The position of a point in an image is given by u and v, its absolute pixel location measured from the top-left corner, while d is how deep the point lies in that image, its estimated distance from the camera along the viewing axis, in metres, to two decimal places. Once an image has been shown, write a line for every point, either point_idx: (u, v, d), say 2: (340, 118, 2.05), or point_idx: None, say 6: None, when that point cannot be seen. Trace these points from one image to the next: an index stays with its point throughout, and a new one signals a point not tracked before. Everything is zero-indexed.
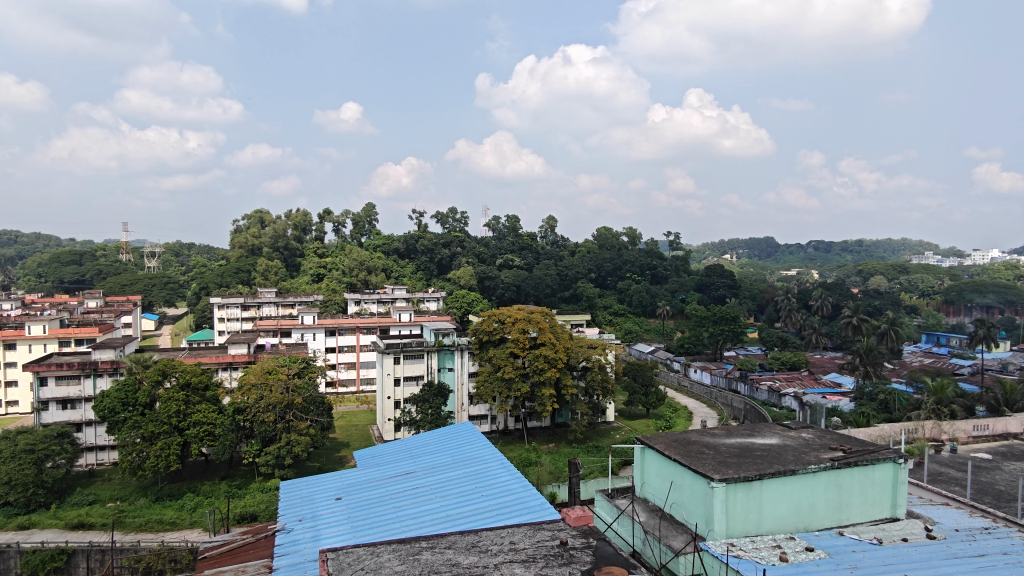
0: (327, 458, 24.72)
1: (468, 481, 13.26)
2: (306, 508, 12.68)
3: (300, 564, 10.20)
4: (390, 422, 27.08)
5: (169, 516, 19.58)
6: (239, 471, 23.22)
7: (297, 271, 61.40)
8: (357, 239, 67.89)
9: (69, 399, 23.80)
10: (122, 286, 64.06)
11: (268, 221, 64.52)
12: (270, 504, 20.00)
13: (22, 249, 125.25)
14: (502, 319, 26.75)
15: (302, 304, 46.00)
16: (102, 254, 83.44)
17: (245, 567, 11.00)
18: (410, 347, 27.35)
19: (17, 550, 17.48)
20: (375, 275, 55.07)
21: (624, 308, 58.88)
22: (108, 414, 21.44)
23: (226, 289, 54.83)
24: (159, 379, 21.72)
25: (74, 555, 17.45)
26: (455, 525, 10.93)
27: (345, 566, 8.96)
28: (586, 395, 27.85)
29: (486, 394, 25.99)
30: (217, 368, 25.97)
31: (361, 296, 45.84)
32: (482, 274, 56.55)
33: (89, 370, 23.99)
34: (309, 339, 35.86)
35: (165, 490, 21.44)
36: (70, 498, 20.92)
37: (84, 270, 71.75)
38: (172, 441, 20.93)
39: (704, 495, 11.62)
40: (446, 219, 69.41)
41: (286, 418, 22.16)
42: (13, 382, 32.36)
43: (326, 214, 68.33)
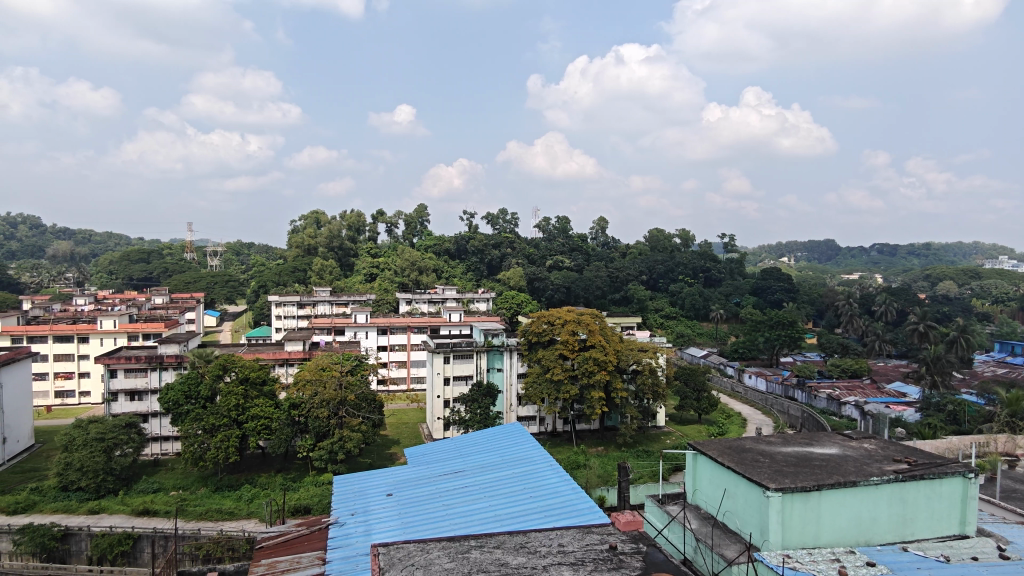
0: (378, 454, 25.13)
1: (517, 481, 13.28)
2: (358, 503, 12.93)
3: (352, 557, 10.40)
4: (439, 421, 27.33)
5: (228, 506, 20.26)
6: (294, 465, 23.84)
7: (351, 271, 62.79)
8: (409, 239, 69.02)
9: (137, 391, 24.96)
10: (187, 283, 66.81)
11: (323, 222, 66.28)
12: (322, 497, 20.46)
13: (96, 247, 132.19)
14: (552, 320, 26.64)
15: (355, 304, 47.00)
16: (168, 253, 87.22)
17: (300, 558, 11.30)
18: (460, 347, 27.57)
19: (88, 533, 18.41)
20: (426, 274, 55.82)
21: (677, 311, 57.94)
22: (172, 406, 22.40)
23: (283, 287, 56.53)
24: (219, 374, 22.51)
25: (139, 540, 18.23)
26: (503, 524, 10.96)
27: (396, 561, 9.08)
28: (636, 398, 27.50)
29: (535, 395, 25.98)
30: (274, 365, 26.75)
31: (412, 296, 46.59)
32: (532, 275, 56.59)
33: (156, 364, 25.10)
34: (362, 337, 36.59)
35: (225, 481, 22.21)
36: (137, 486, 21.90)
37: (151, 268, 75.09)
38: (231, 434, 21.68)
39: (759, 504, 11.28)
40: (497, 220, 69.78)
41: (339, 414, 22.65)
42: (86, 373, 34.11)
43: (379, 215, 69.75)
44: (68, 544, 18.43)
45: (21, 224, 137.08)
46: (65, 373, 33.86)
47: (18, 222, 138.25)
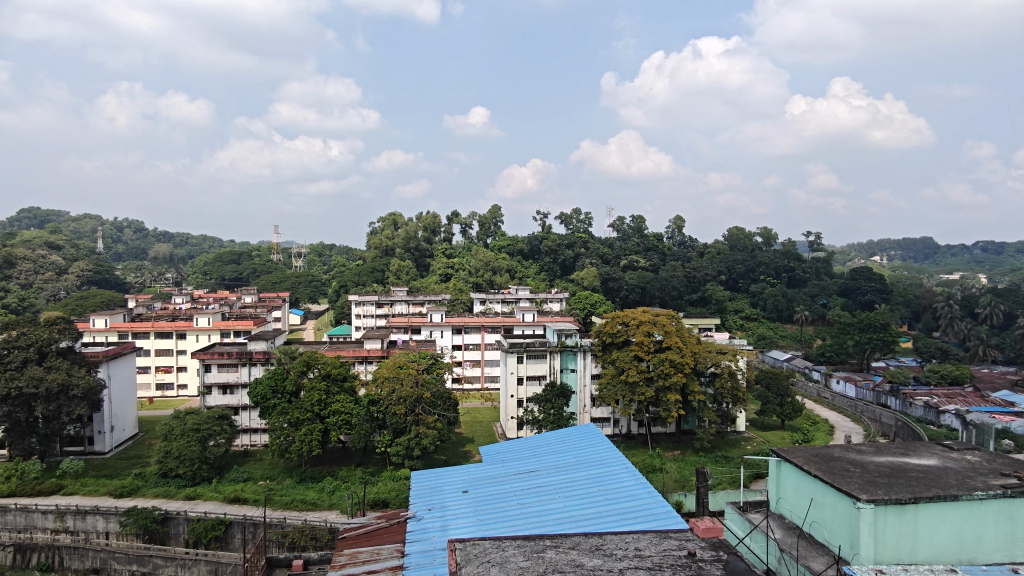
0: (453, 452, 25.48)
1: (592, 483, 13.15)
2: (435, 499, 13.16)
3: (430, 551, 10.59)
4: (513, 420, 27.47)
5: (311, 497, 21.06)
6: (372, 459, 24.54)
7: (427, 271, 64.15)
8: (483, 240, 69.87)
9: (229, 384, 26.39)
10: (273, 283, 70.14)
11: (400, 224, 68.11)
12: (400, 492, 20.95)
13: (192, 249, 140.96)
14: (626, 321, 26.26)
15: (431, 303, 47.98)
16: (257, 254, 91.93)
17: (380, 549, 11.62)
18: (533, 347, 27.61)
19: (185, 517, 19.60)
20: (500, 275, 56.30)
21: (758, 313, 55.96)
22: (261, 400, 23.52)
23: (362, 287, 58.39)
24: (303, 370, 23.49)
25: (231, 526, 19.28)
26: (579, 526, 10.88)
27: (472, 557, 9.17)
28: (714, 402, 26.72)
29: (609, 397, 25.68)
30: (354, 362, 27.68)
31: (487, 296, 47.13)
32: (606, 275, 56.04)
33: (245, 359, 26.39)
34: (437, 336, 37.27)
35: (309, 473, 23.13)
36: (228, 474, 23.13)
37: (241, 269, 79.36)
38: (314, 427, 22.52)
39: (849, 515, 10.70)
40: (570, 220, 69.56)
41: (415, 411, 23.10)
42: (183, 367, 36.34)
43: (454, 216, 70.95)
44: (168, 527, 19.66)
45: (127, 228, 147.98)
46: (165, 367, 36.22)
47: (124, 226, 149.21)
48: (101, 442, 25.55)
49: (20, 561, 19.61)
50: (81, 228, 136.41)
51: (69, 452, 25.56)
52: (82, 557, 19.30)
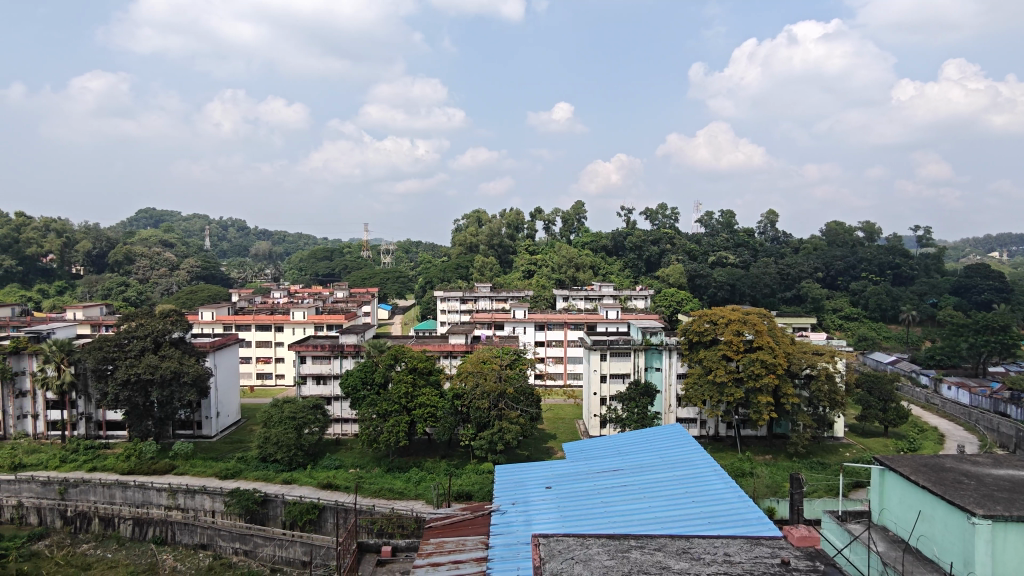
0: (536, 448, 25.57)
1: (678, 484, 12.82)
2: (518, 493, 13.26)
3: (513, 545, 10.67)
4: (596, 418, 27.29)
5: (398, 486, 21.70)
6: (457, 452, 25.02)
7: (510, 268, 64.73)
8: (566, 236, 69.72)
9: (322, 375, 27.63)
10: (364, 279, 72.90)
11: (485, 221, 69.06)
12: (483, 485, 21.24)
13: (289, 247, 148.72)
14: (715, 319, 25.46)
15: (514, 299, 48.37)
16: (348, 251, 95.87)
17: (465, 540, 11.83)
18: (617, 345, 27.27)
19: (282, 500, 20.70)
20: (583, 271, 56.00)
21: (859, 312, 52.79)
22: (351, 391, 24.49)
23: (448, 283, 59.64)
24: (391, 363, 24.27)
25: (324, 511, 20.21)
26: (665, 527, 10.64)
27: (555, 553, 9.16)
28: (809, 406, 25.46)
29: (696, 397, 24.97)
30: (440, 356, 28.28)
31: (569, 293, 47.13)
32: (693, 272, 54.96)
33: (337, 352, 27.54)
34: (520, 332, 37.50)
35: (396, 463, 23.88)
36: (321, 461, 24.21)
37: (334, 265, 82.95)
38: (401, 419, 23.19)
39: (961, 530, 9.92)
40: (655, 215, 68.18)
41: (498, 406, 23.32)
42: (281, 358, 38.36)
43: (537, 213, 71.21)
44: (267, 509, 20.89)
45: (231, 227, 157.91)
46: (265, 357, 38.39)
47: (228, 225, 159.22)
48: (208, 427, 27.39)
49: (138, 534, 21.14)
50: (191, 227, 146.73)
51: (181, 435, 27.54)
52: (192, 533, 20.61)
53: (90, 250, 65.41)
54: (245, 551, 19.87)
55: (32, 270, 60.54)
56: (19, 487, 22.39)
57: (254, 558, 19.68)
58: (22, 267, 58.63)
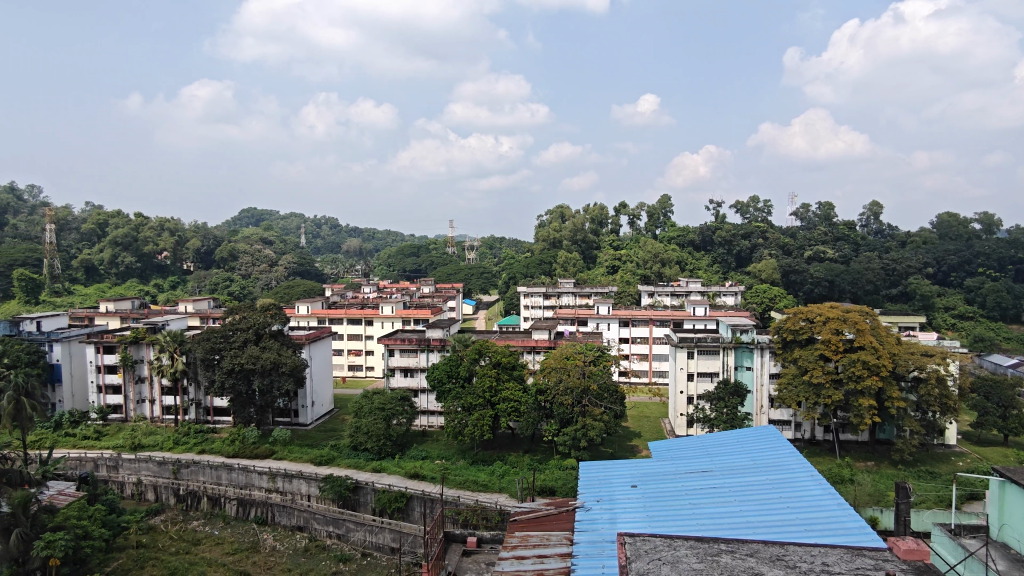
0: (619, 445, 25.24)
1: (772, 488, 12.29)
2: (603, 491, 13.13)
3: (598, 543, 10.57)
4: (682, 417, 26.63)
5: (482, 479, 22.00)
6: (540, 447, 25.12)
7: (594, 263, 64.18)
8: (651, 231, 68.40)
9: (409, 368, 28.43)
10: (449, 275, 74.42)
11: (569, 216, 68.87)
12: (566, 480, 21.21)
13: (377, 244, 153.96)
14: (811, 317, 24.23)
15: (598, 295, 47.94)
16: (434, 248, 98.22)
17: (549, 535, 11.85)
18: (705, 342, 26.49)
19: (372, 488, 21.48)
20: (669, 267, 54.79)
21: (974, 311, 48.75)
22: (438, 383, 25.09)
23: (531, 279, 59.88)
24: (476, 357, 24.67)
25: (411, 500, 20.79)
26: (757, 533, 10.23)
27: (642, 553, 9.00)
28: (916, 411, 23.77)
29: (790, 399, 23.87)
30: (523, 351, 28.43)
31: (655, 288, 46.33)
32: (787, 267, 52.78)
33: (424, 346, 28.25)
34: (604, 328, 37.10)
35: (480, 456, 24.26)
36: (409, 452, 24.91)
37: (420, 262, 85.10)
38: (485, 413, 23.52)
39: None
40: (747, 208, 65.66)
41: (582, 403, 23.20)
42: (370, 351, 39.80)
43: (622, 207, 70.25)
44: (358, 495, 21.72)
45: (324, 224, 165.04)
46: (355, 350, 39.94)
47: (322, 223, 166.63)
48: (304, 415, 28.81)
49: (241, 513, 22.50)
50: (289, 225, 154.76)
51: (279, 422, 29.09)
52: (289, 515, 21.72)
53: (199, 248, 70.12)
54: (338, 534, 20.70)
55: (149, 266, 65.54)
56: (138, 465, 24.37)
57: (346, 542, 20.48)
58: (140, 263, 63.70)
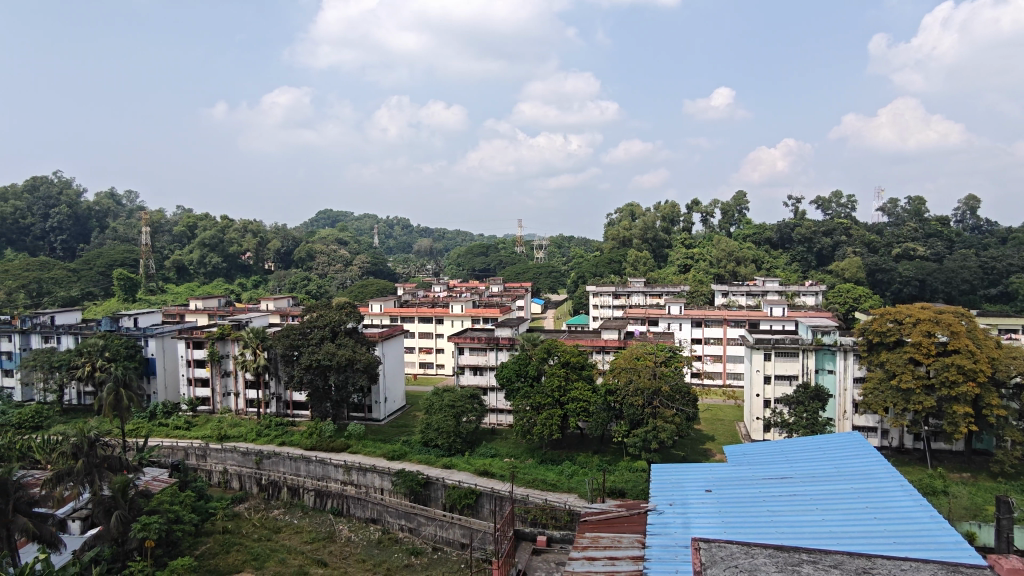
0: (692, 449, 24.64)
1: (857, 498, 11.69)
2: (676, 494, 12.84)
3: (671, 547, 10.34)
4: (759, 421, 25.74)
5: (551, 478, 21.96)
6: (609, 449, 24.87)
7: (665, 262, 62.99)
8: (725, 229, 66.53)
9: (479, 366, 28.75)
10: (517, 274, 74.76)
11: (639, 215, 67.91)
12: (637, 483, 20.87)
13: (448, 244, 156.50)
14: (899, 319, 22.90)
15: (670, 295, 47.01)
16: (503, 247, 98.92)
17: (621, 537, 11.70)
18: (784, 344, 25.48)
19: (442, 484, 21.85)
20: (745, 266, 53.23)
21: None
22: (507, 382, 25.27)
23: (600, 278, 59.35)
24: (544, 356, 24.68)
25: (481, 497, 20.97)
26: (841, 544, 9.74)
27: (717, 559, 8.73)
28: (1019, 420, 22.09)
29: (875, 404, 22.68)
30: (592, 351, 28.20)
31: (730, 287, 45.09)
32: (873, 265, 50.14)
33: (493, 344, 28.52)
34: (676, 329, 36.35)
35: (549, 456, 24.25)
36: (478, 449, 25.17)
37: (490, 261, 85.96)
38: (554, 412, 23.48)
39: None
40: (829, 204, 62.88)
41: (653, 404, 22.80)
42: (441, 349, 40.48)
43: (694, 205, 68.67)
44: (429, 491, 22.13)
45: (396, 225, 169.08)
46: (426, 348, 40.73)
47: (394, 223, 170.82)
48: (377, 410, 29.60)
49: (318, 504, 23.37)
50: (363, 225, 159.52)
51: (354, 417, 29.99)
52: (363, 507, 22.38)
53: (279, 248, 73.29)
54: (410, 528, 21.15)
55: (233, 266, 69.00)
56: (225, 455, 25.65)
57: (418, 535, 20.89)
58: (226, 263, 67.24)
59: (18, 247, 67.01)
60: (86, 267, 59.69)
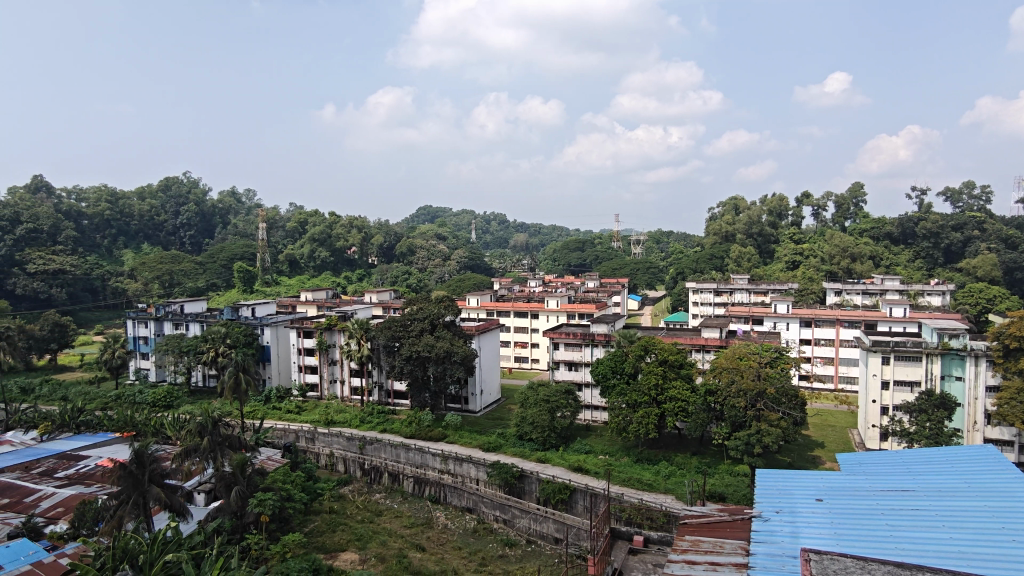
0: (799, 455, 23.41)
1: (992, 517, 10.63)
2: (783, 502, 12.23)
3: (778, 556, 9.87)
4: (875, 430, 24.12)
5: (647, 478, 21.54)
6: (709, 451, 24.12)
7: (771, 258, 60.19)
8: (839, 223, 62.63)
9: (574, 361, 28.65)
10: (615, 270, 73.94)
11: (743, 208, 65.25)
12: (739, 488, 20.07)
13: (544, 239, 157.14)
14: None
15: (776, 292, 44.89)
16: (600, 242, 98.06)
17: (723, 542, 11.30)
18: (904, 347, 23.99)
19: (536, 478, 21.95)
20: (861, 262, 50.01)
21: None
22: (602, 379, 25.06)
23: (700, 274, 57.58)
24: (641, 354, 24.22)
25: (575, 492, 20.87)
26: (973, 566, 8.89)
27: (830, 573, 8.26)
28: None
29: (1013, 416, 20.57)
30: (692, 350, 27.40)
31: (843, 286, 42.48)
32: (1011, 262, 45.56)
33: (589, 340, 28.34)
34: (782, 329, 34.64)
35: (645, 455, 23.79)
36: (573, 445, 25.10)
37: (586, 256, 85.49)
38: (651, 411, 23.01)
39: None
40: (959, 196, 57.77)
41: (757, 407, 21.86)
42: (536, 343, 40.69)
43: (805, 198, 65.10)
44: (523, 484, 22.28)
45: (494, 220, 171.63)
46: (522, 342, 41.10)
47: (491, 218, 173.10)
48: (474, 402, 30.20)
49: (417, 490, 24.18)
50: (461, 221, 163.18)
51: (451, 407, 30.75)
52: (460, 496, 22.92)
53: (382, 243, 76.26)
54: (504, 519, 21.44)
55: (341, 260, 72.65)
56: (331, 439, 27.02)
57: (512, 527, 21.14)
58: (333, 257, 70.83)
59: (154, 241, 73.71)
60: (211, 260, 64.75)
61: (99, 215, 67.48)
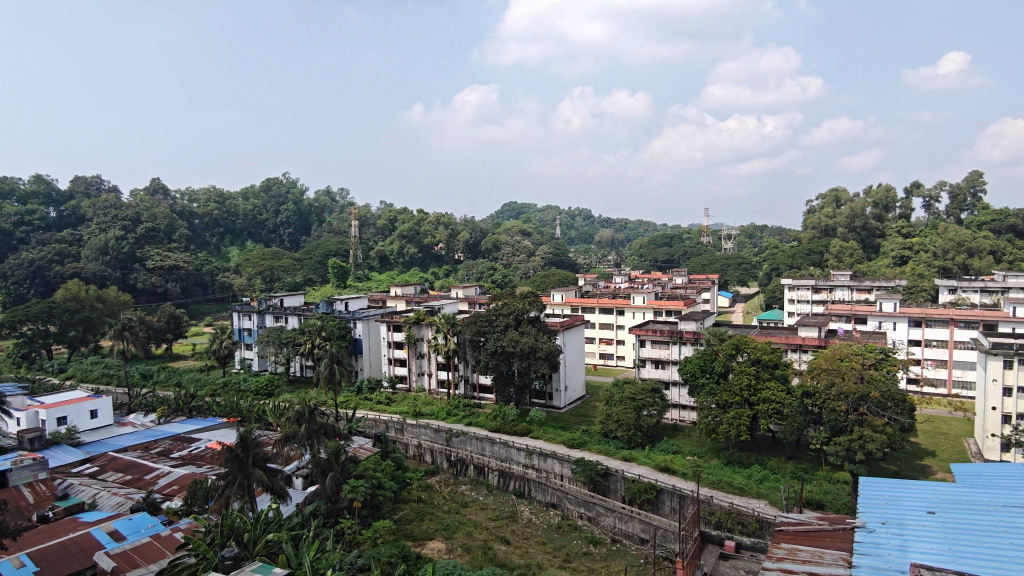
0: (906, 464, 21.92)
1: None
2: (890, 513, 11.45)
3: (884, 570, 9.25)
4: (996, 439, 22.21)
5: (738, 482, 20.81)
6: (806, 456, 23.02)
7: (876, 253, 56.56)
8: (954, 215, 58.01)
9: (661, 359, 28.04)
10: (704, 266, 71.82)
11: (844, 201, 61.70)
12: (838, 496, 19.03)
13: (630, 235, 154.87)
14: None
15: (882, 290, 42.20)
16: (688, 237, 95.51)
17: (822, 552, 10.72)
18: None
19: (622, 476, 21.70)
20: (980, 258, 46.12)
21: None
22: (691, 378, 24.41)
23: (797, 271, 54.96)
24: (732, 353, 23.40)
25: (661, 493, 20.48)
26: None
27: None
28: None
29: None
30: (788, 349, 26.19)
31: (959, 283, 39.37)
32: None
33: (677, 338, 27.65)
34: (889, 328, 32.55)
35: (735, 457, 22.97)
36: (659, 444, 24.62)
37: (673, 252, 83.54)
38: (743, 412, 22.18)
39: None
40: None
41: (859, 411, 20.64)
42: (622, 340, 40.17)
43: (915, 188, 60.71)
44: (609, 482, 22.10)
45: (579, 216, 170.80)
46: (607, 339, 40.70)
47: (576, 214, 172.34)
48: (558, 398, 30.20)
49: (502, 484, 24.46)
50: (546, 217, 163.39)
51: (536, 403, 30.90)
52: (544, 491, 22.99)
53: (468, 240, 77.53)
54: (589, 517, 21.35)
55: (429, 257, 74.53)
56: (419, 430, 27.77)
57: (597, 525, 21.00)
58: (421, 253, 72.69)
59: (256, 239, 78.41)
60: (308, 257, 68.16)
61: (209, 215, 72.56)
